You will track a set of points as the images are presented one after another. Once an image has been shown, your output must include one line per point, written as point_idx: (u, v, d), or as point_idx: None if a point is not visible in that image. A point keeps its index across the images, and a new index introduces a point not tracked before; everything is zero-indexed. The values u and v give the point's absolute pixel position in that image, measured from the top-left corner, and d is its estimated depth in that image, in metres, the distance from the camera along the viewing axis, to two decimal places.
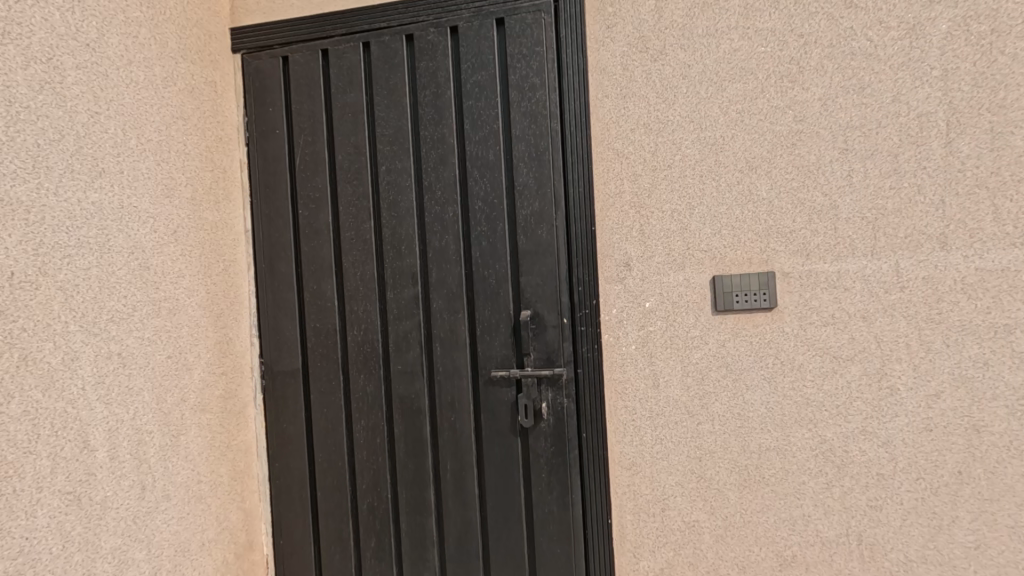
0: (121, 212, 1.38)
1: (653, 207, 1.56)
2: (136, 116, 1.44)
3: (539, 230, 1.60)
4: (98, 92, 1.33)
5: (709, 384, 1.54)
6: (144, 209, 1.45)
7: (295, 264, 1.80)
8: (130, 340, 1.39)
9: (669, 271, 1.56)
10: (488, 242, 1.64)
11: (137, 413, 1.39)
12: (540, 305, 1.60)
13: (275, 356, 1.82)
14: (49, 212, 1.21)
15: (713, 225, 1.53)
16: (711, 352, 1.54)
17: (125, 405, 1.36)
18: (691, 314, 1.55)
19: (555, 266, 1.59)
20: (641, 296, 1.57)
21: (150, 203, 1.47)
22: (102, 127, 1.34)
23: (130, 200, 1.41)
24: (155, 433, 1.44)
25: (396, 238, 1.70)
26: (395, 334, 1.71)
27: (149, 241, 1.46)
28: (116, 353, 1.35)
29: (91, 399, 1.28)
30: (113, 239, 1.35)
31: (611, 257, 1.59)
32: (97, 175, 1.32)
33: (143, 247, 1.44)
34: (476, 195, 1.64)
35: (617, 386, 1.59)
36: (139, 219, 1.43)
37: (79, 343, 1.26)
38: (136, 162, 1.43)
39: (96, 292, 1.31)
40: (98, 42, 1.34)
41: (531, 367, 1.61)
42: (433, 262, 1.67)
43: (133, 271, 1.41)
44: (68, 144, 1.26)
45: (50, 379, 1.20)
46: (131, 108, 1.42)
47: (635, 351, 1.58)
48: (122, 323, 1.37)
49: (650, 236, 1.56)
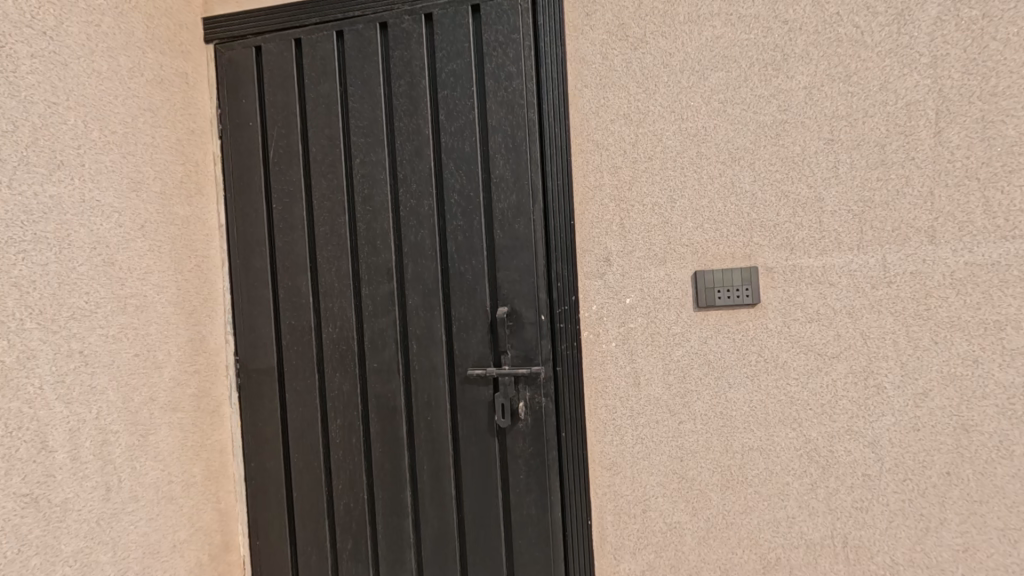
0: (82, 206, 1.34)
1: (634, 200, 1.52)
2: (99, 107, 1.40)
3: (516, 224, 1.56)
4: (57, 83, 1.29)
5: (691, 382, 1.50)
6: (109, 203, 1.41)
7: (270, 261, 1.77)
8: (93, 338, 1.35)
9: (650, 266, 1.51)
10: (464, 238, 1.59)
11: (101, 413, 1.36)
12: (518, 301, 1.56)
13: (251, 353, 1.78)
14: (2, 207, 1.17)
15: (695, 219, 1.48)
16: (693, 350, 1.50)
17: (88, 404, 1.33)
18: (672, 311, 1.50)
19: (533, 262, 1.55)
20: (621, 292, 1.53)
21: (115, 197, 1.43)
22: (61, 119, 1.30)
23: (93, 194, 1.37)
24: (121, 433, 1.41)
25: (372, 233, 1.66)
26: (370, 331, 1.67)
27: (114, 236, 1.42)
28: (77, 352, 1.31)
29: (49, 399, 1.24)
30: (73, 234, 1.31)
31: (590, 252, 1.54)
32: (56, 168, 1.28)
33: (107, 243, 1.40)
34: (452, 189, 1.59)
35: (597, 384, 1.55)
36: (102, 213, 1.39)
37: (35, 341, 1.22)
38: (99, 155, 1.39)
39: (55, 288, 1.27)
40: (56, 31, 1.30)
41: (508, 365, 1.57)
42: (409, 258, 1.64)
43: (97, 266, 1.37)
44: (22, 135, 1.21)
45: (4, 378, 1.16)
46: (94, 99, 1.38)
47: (615, 348, 1.54)
48: (84, 320, 1.34)
49: (630, 230, 1.52)
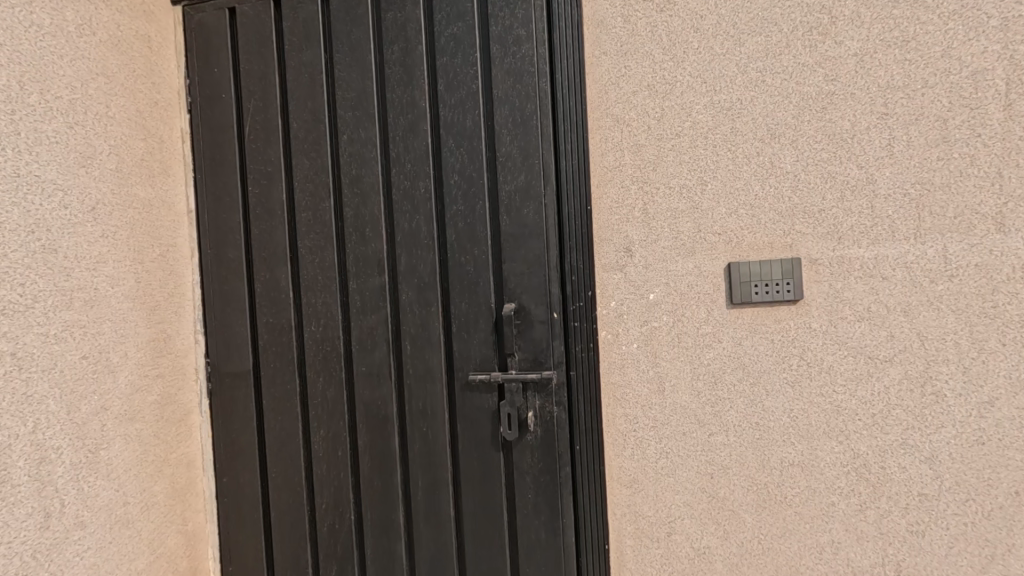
0: (17, 182, 1.14)
1: (659, 182, 1.34)
2: (40, 68, 1.20)
3: (525, 209, 1.37)
4: None
5: (723, 389, 1.33)
6: (51, 180, 1.21)
7: (245, 251, 1.57)
8: (30, 337, 1.15)
9: (677, 257, 1.33)
10: (466, 225, 1.41)
11: (39, 426, 1.16)
12: (526, 297, 1.38)
13: (223, 355, 1.58)
14: None
15: (728, 204, 1.31)
16: (725, 352, 1.32)
17: (21, 416, 1.12)
18: (702, 308, 1.33)
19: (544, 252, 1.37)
20: (644, 287, 1.35)
21: (59, 173, 1.23)
22: None
23: (30, 169, 1.17)
24: (64, 449, 1.21)
25: (361, 219, 1.47)
26: (359, 331, 1.48)
27: (57, 219, 1.22)
28: (9, 354, 1.11)
29: None
30: (4, 215, 1.11)
31: (609, 241, 1.36)
32: None
33: (48, 226, 1.20)
34: (452, 169, 1.41)
35: (616, 391, 1.37)
36: (42, 191, 1.19)
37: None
38: (38, 123, 1.19)
39: None
40: None
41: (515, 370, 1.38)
42: (402, 247, 1.45)
43: (35, 254, 1.17)
44: None
45: None
46: (32, 58, 1.18)
47: (637, 350, 1.36)
48: (18, 317, 1.13)
49: (655, 216, 1.34)
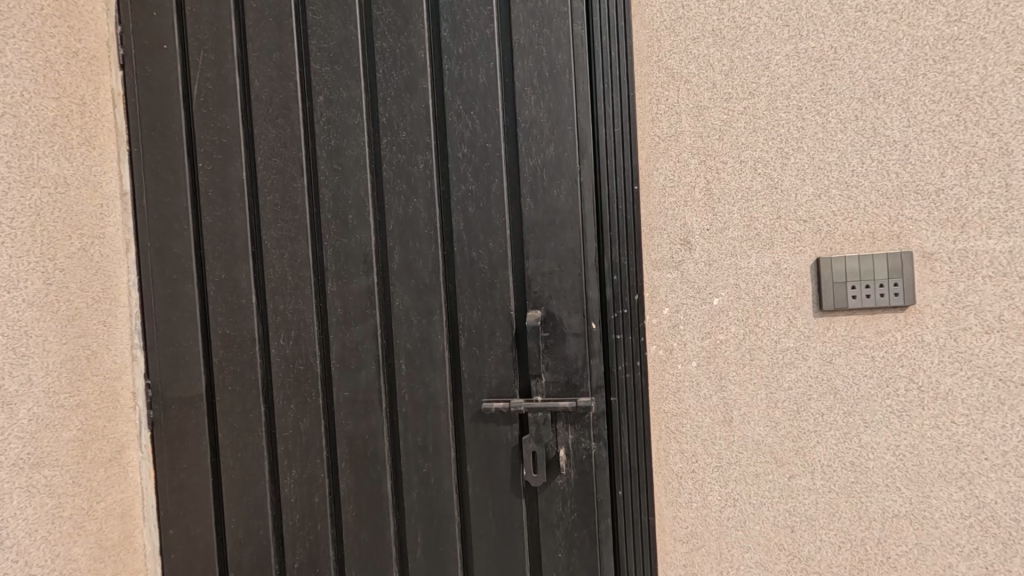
0: None
1: (725, 156, 1.05)
2: None
3: (554, 191, 1.07)
4: None
5: (808, 419, 1.04)
6: None
7: (195, 244, 1.24)
8: None
9: (749, 252, 1.05)
10: (478, 210, 1.10)
11: None
12: (555, 303, 1.08)
13: (169, 377, 1.25)
14: None
15: (816, 182, 1.02)
16: (811, 373, 1.04)
17: None
18: (781, 316, 1.04)
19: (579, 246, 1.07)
20: (706, 290, 1.06)
21: None
22: None
23: None
24: None
25: (342, 203, 1.15)
26: (342, 346, 1.17)
27: None
28: None
29: None
30: None
31: (661, 231, 1.07)
32: None
33: None
34: (460, 139, 1.10)
35: (670, 422, 1.08)
36: None
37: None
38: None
39: None
40: None
41: (542, 395, 1.09)
42: (396, 239, 1.13)
43: None
44: None
45: None
46: None
47: (697, 370, 1.07)
48: None
49: (720, 199, 1.05)
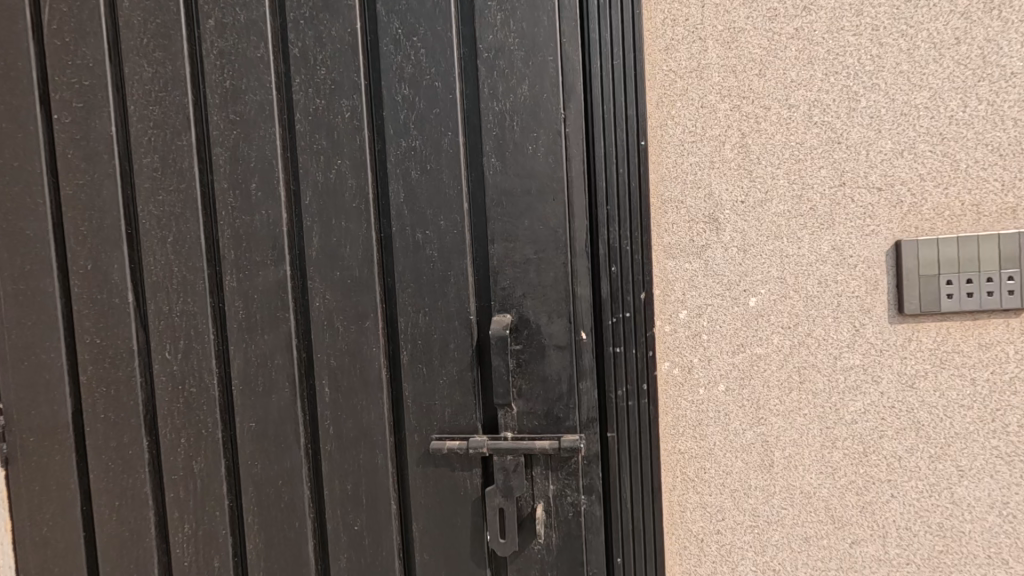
0: None
1: (768, 98, 0.75)
2: None
3: (528, 148, 0.77)
4: None
5: (880, 464, 0.75)
6: None
7: (52, 225, 0.92)
8: None
9: (801, 233, 0.75)
10: (424, 176, 0.80)
11: None
12: (531, 304, 0.79)
13: (24, 403, 0.94)
14: None
15: (898, 134, 0.72)
16: (885, 400, 0.75)
17: None
18: (844, 322, 0.75)
19: (563, 225, 0.78)
20: (740, 286, 0.77)
21: None
22: None
23: None
24: None
25: (243, 168, 0.85)
26: (246, 363, 0.87)
27: None
28: None
29: None
30: None
31: (677, 205, 0.78)
32: None
33: None
34: (399, 76, 0.79)
35: (687, 465, 0.80)
36: None
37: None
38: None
39: None
40: None
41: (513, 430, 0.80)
42: (315, 216, 0.83)
43: None
44: None
45: None
46: None
47: (725, 396, 0.78)
48: None
49: (761, 159, 0.76)
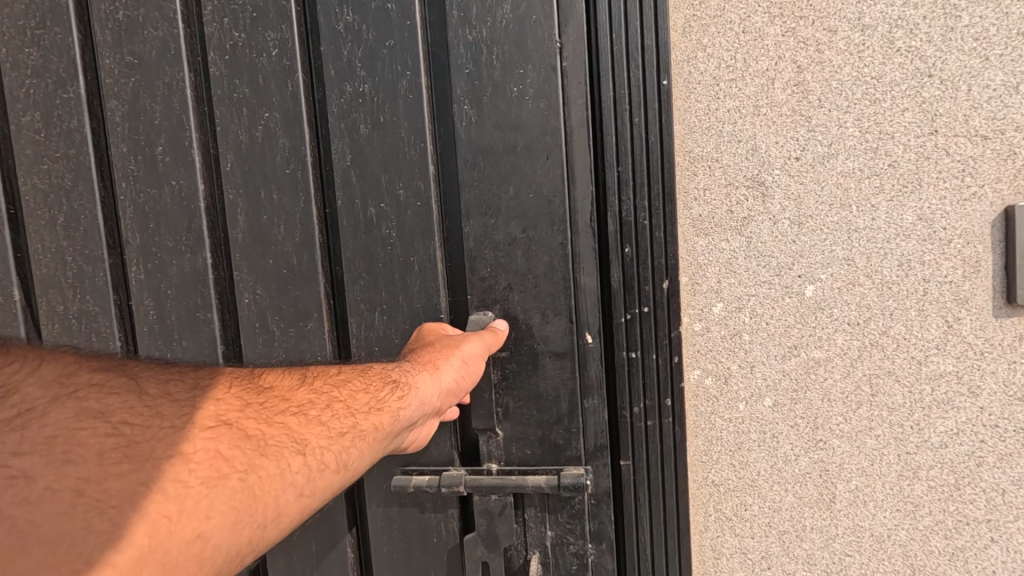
0: None
1: (833, 19, 0.56)
2: None
3: (511, 91, 0.60)
4: None
5: (976, 501, 0.58)
6: None
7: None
8: None
9: (876, 198, 0.57)
10: (378, 132, 0.63)
11: None
12: (517, 297, 0.62)
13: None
14: None
15: (1011, 62, 0.54)
16: (985, 419, 0.57)
17: None
18: (932, 317, 0.57)
19: (559, 193, 0.60)
20: (793, 270, 0.59)
21: None
22: None
23: None
24: None
25: (146, 128, 0.69)
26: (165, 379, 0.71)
27: None
28: None
29: None
30: None
31: (710, 165, 0.60)
32: None
33: None
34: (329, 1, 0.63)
35: (723, 500, 0.63)
36: None
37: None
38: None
39: None
40: None
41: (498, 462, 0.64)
42: (243, 187, 0.67)
43: None
44: None
45: None
46: None
47: (773, 413, 0.61)
48: None
49: (822, 102, 0.57)
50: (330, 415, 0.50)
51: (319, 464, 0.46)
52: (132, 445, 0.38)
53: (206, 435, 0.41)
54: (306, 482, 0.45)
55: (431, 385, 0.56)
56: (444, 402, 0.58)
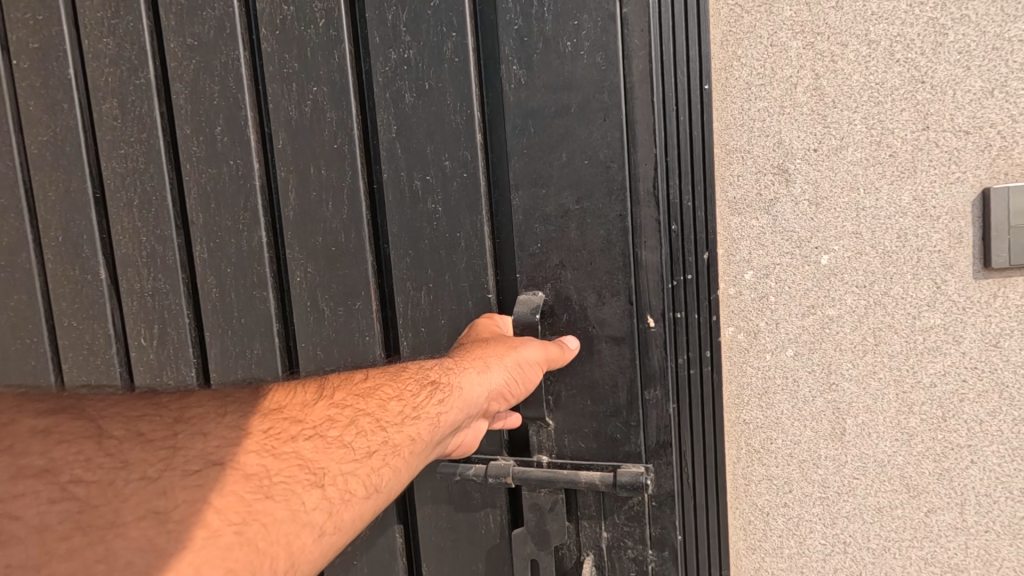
0: None
1: (844, 35, 0.68)
2: None
3: (563, 53, 0.72)
4: None
5: (960, 431, 0.71)
6: None
7: (92, 209, 0.99)
8: None
9: (878, 182, 0.69)
10: (428, 120, 0.79)
11: None
12: (570, 273, 0.74)
13: (81, 370, 1.03)
14: None
15: (989, 71, 0.66)
16: (968, 362, 0.70)
17: None
18: (924, 279, 0.69)
19: (610, 157, 0.70)
20: (811, 243, 0.71)
21: None
22: None
23: None
24: None
25: (205, 109, 0.93)
26: (226, 320, 0.96)
27: None
28: None
29: None
30: None
31: (743, 156, 0.72)
32: None
33: None
34: (378, 7, 0.80)
35: (752, 436, 0.76)
36: None
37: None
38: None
39: None
40: None
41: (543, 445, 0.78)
42: (302, 157, 0.88)
43: None
44: None
45: None
46: None
47: (795, 362, 0.73)
48: None
49: (834, 103, 0.69)
50: (360, 428, 0.61)
51: (344, 491, 0.54)
52: (153, 478, 0.47)
53: (223, 475, 0.49)
54: (325, 519, 0.51)
55: (472, 385, 0.68)
56: (487, 401, 0.71)
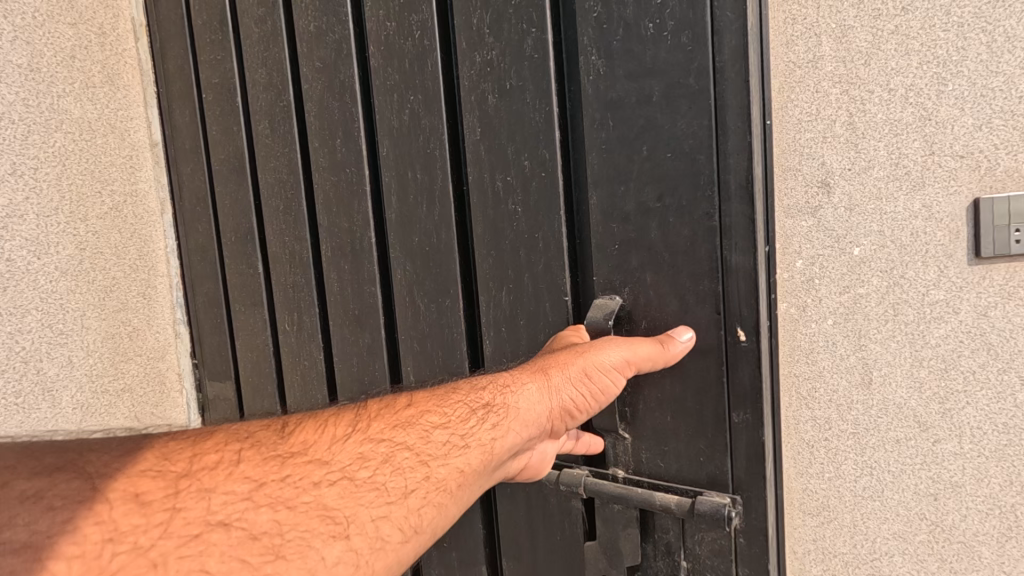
0: None
1: (871, 84, 0.91)
2: None
3: (645, 50, 0.83)
4: None
5: (958, 379, 0.94)
6: None
7: (253, 212, 1.29)
8: None
9: (896, 193, 0.93)
10: (510, 123, 0.96)
11: None
12: (650, 276, 0.87)
13: (247, 344, 1.34)
14: None
15: (978, 111, 0.89)
16: (963, 327, 0.93)
17: None
18: (931, 266, 0.93)
19: (693, 143, 0.81)
20: (846, 239, 0.95)
21: None
22: None
23: None
24: None
25: (328, 122, 1.16)
26: (345, 304, 1.19)
27: None
28: None
29: None
30: None
31: (794, 173, 0.96)
32: None
33: None
34: (467, 14, 0.98)
35: (800, 385, 0.99)
36: None
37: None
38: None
39: None
40: None
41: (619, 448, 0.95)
42: (400, 158, 1.09)
43: None
44: None
45: None
46: None
47: (833, 329, 0.97)
48: None
49: (863, 134, 0.93)
50: (414, 455, 0.68)
51: (393, 518, 0.61)
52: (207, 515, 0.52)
53: (266, 512, 0.55)
54: (374, 542, 0.59)
55: (526, 403, 0.79)
56: (553, 417, 0.81)
